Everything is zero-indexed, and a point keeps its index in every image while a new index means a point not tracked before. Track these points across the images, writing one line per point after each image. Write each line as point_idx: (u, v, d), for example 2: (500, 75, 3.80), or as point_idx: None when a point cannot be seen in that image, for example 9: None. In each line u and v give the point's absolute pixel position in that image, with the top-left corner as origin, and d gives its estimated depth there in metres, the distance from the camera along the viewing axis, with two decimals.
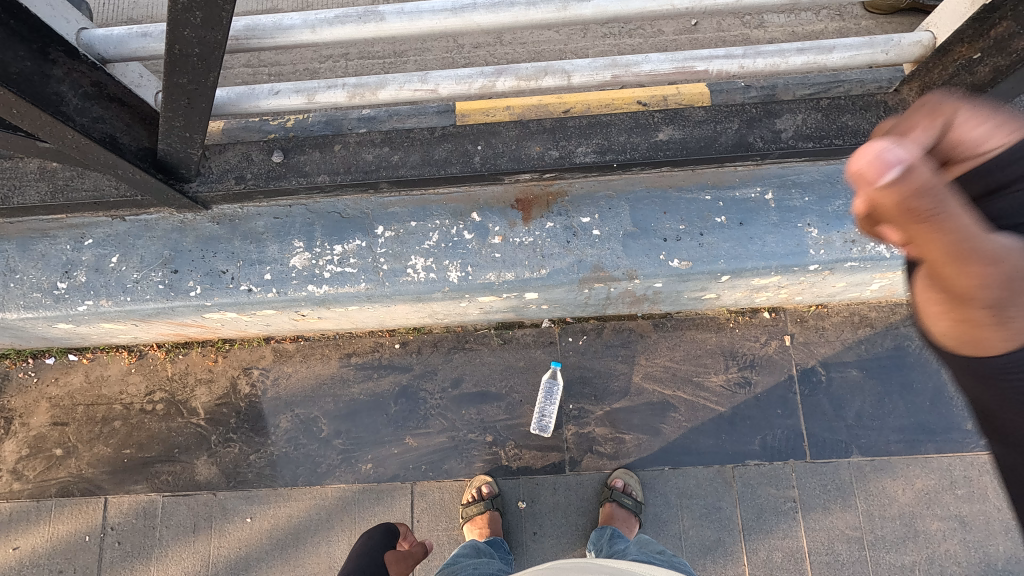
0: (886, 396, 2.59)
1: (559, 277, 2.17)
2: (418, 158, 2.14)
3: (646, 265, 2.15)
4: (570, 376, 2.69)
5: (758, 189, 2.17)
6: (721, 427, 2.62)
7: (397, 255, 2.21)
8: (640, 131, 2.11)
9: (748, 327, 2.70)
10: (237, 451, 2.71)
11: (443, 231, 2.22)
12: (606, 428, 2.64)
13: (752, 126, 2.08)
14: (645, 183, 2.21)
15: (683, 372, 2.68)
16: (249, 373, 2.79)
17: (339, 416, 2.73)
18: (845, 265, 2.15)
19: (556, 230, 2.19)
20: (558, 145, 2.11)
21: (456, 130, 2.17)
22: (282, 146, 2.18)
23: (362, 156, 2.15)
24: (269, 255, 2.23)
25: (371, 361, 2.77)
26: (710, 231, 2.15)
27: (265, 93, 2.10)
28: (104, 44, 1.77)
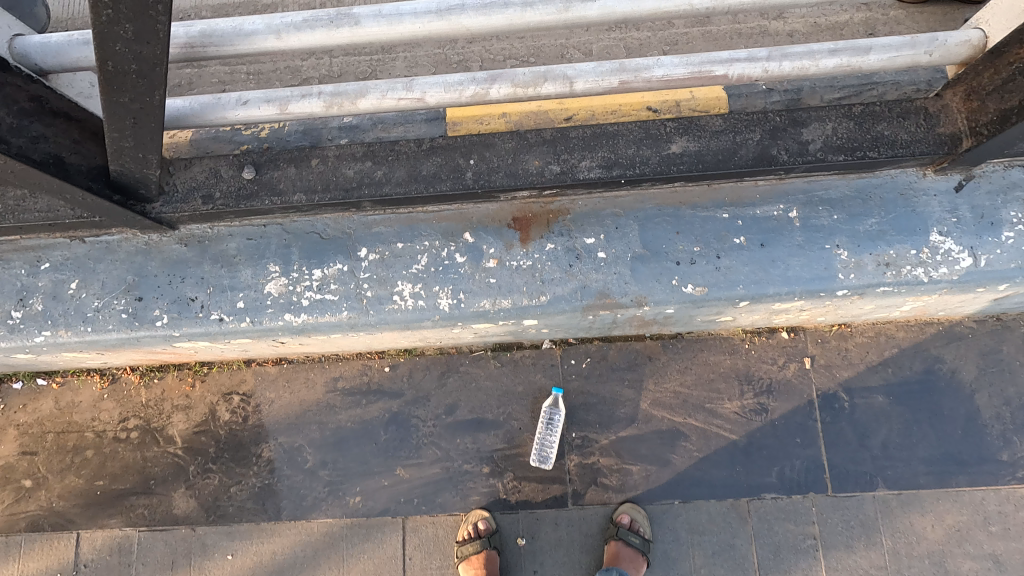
0: (915, 424, 2.40)
1: (560, 305, 1.97)
2: (404, 174, 1.94)
3: (656, 292, 1.95)
4: (573, 402, 2.50)
5: (782, 206, 1.95)
6: (736, 457, 2.43)
7: (381, 281, 2.01)
8: (651, 142, 1.91)
9: (766, 348, 2.49)
10: (217, 483, 2.54)
11: (433, 254, 2.01)
12: (612, 459, 2.46)
13: (775, 137, 1.87)
14: (656, 200, 1.99)
15: (694, 397, 2.48)
16: (229, 398, 2.61)
17: (325, 445, 2.56)
18: (878, 290, 1.94)
19: (557, 252, 1.99)
20: (559, 158, 1.92)
21: (447, 142, 1.97)
22: (254, 161, 1.98)
23: (342, 172, 1.96)
24: (242, 280, 2.03)
25: (359, 385, 2.59)
26: (727, 253, 1.94)
27: (232, 103, 1.88)
28: (40, 54, 1.57)
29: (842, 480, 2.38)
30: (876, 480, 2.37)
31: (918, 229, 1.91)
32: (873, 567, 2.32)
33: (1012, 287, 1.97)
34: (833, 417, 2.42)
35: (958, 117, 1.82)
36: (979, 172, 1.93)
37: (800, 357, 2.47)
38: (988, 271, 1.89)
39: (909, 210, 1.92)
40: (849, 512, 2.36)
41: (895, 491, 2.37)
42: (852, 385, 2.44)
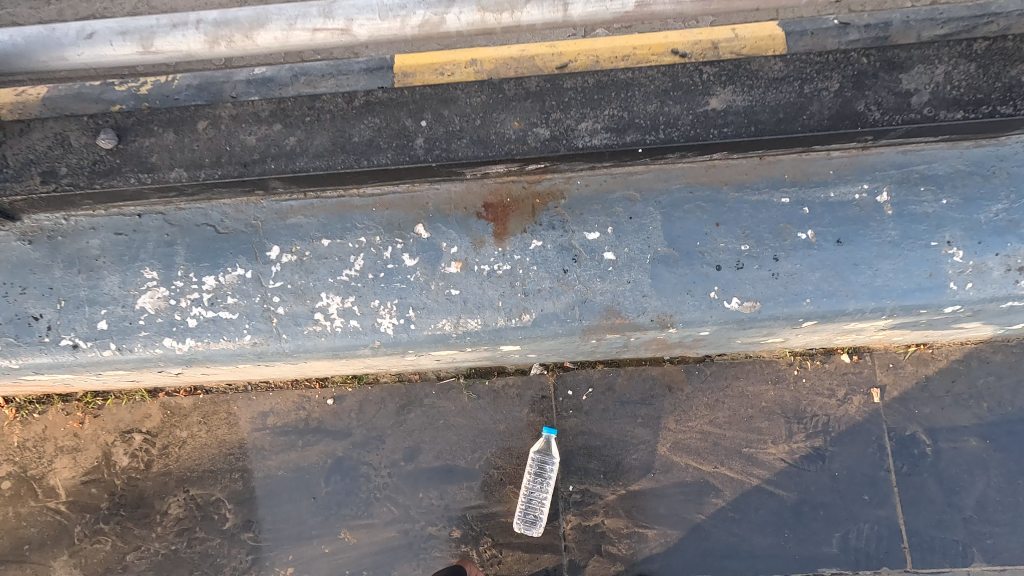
0: (1020, 477, 1.83)
1: (550, 326, 1.40)
2: (328, 141, 1.36)
3: (686, 309, 1.38)
4: (571, 446, 1.92)
5: (866, 186, 1.37)
6: (782, 520, 1.87)
7: (299, 293, 1.43)
8: (681, 94, 1.32)
9: (822, 376, 1.91)
10: (113, 549, 1.98)
11: (371, 254, 1.43)
12: (620, 520, 1.90)
13: (861, 86, 1.29)
14: (686, 177, 1.41)
15: (728, 440, 1.90)
16: (129, 439, 2.03)
17: (250, 500, 1.99)
18: (1001, 307, 1.37)
19: (546, 252, 1.40)
20: (548, 119, 1.34)
21: (388, 96, 1.37)
22: (116, 123, 1.39)
23: (238, 138, 1.37)
24: (105, 291, 1.45)
25: (295, 422, 2.01)
26: (788, 252, 1.36)
27: (72, 37, 1.33)
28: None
29: (922, 550, 1.82)
30: (968, 551, 1.81)
31: None
32: None
33: None
34: (911, 466, 1.85)
35: None
36: None
37: (866, 388, 1.90)
38: None
39: None
40: None
41: (994, 566, 1.81)
42: (936, 425, 1.86)
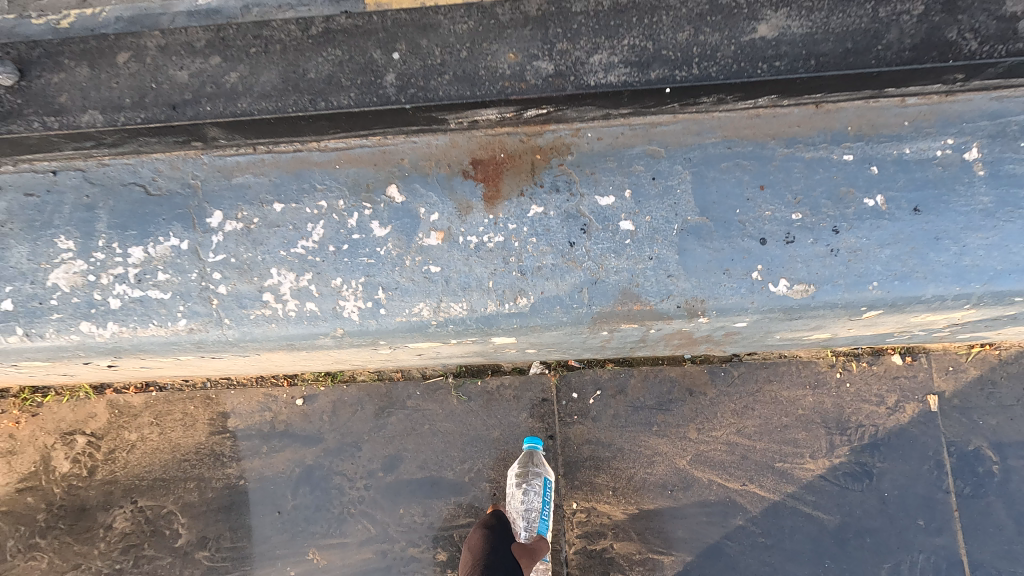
0: None
1: (553, 313, 1.13)
2: (277, 78, 1.10)
3: (723, 292, 1.10)
4: (574, 458, 1.65)
5: (950, 140, 1.09)
6: (822, 546, 1.59)
7: (245, 268, 1.17)
8: (720, 20, 1.05)
9: (871, 380, 1.63)
10: (48, 568, 1.73)
11: (333, 222, 1.17)
12: (630, 544, 1.63)
13: (949, 11, 1.02)
14: (722, 128, 1.13)
15: (759, 454, 1.63)
16: (69, 442, 1.78)
17: (206, 514, 1.73)
18: None
19: (549, 221, 1.13)
20: (553, 50, 1.07)
21: (353, 22, 1.10)
22: (18, 57, 1.13)
23: (167, 75, 1.11)
24: (11, 264, 1.19)
25: (257, 425, 1.75)
26: (851, 223, 1.09)
27: None
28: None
29: None
30: None
31: None
32: None
33: None
34: (974, 488, 1.58)
35: None
36: None
37: (922, 395, 1.62)
38: None
39: None
40: None
41: None
42: (1004, 439, 1.59)
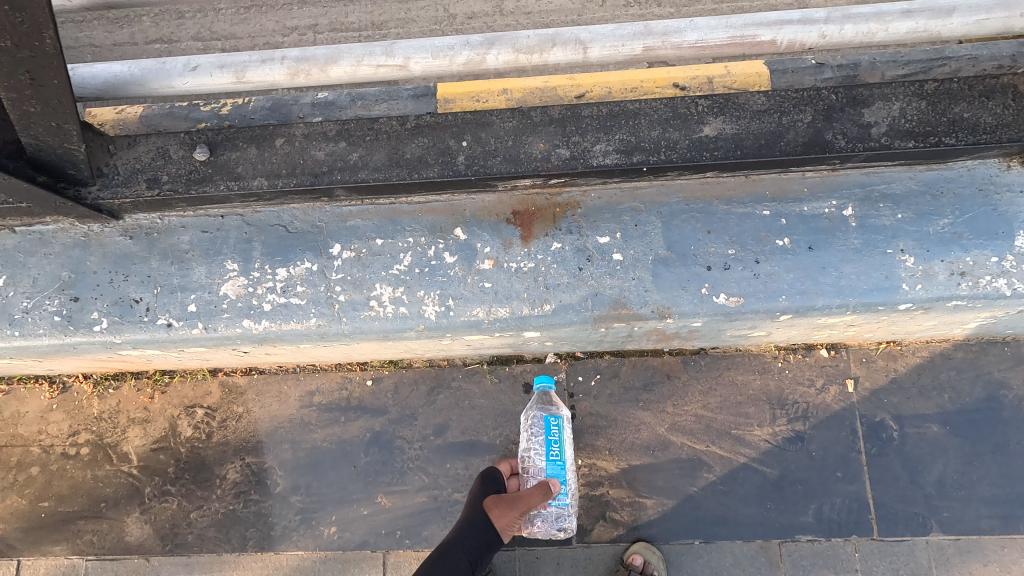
0: (975, 458, 2.08)
1: (568, 315, 1.66)
2: (384, 157, 1.64)
3: (683, 302, 1.64)
4: (580, 425, 2.18)
5: (834, 202, 1.63)
6: (766, 492, 2.11)
7: (358, 283, 1.71)
8: (679, 124, 1.58)
9: (802, 368, 2.17)
10: (176, 509, 2.25)
11: (418, 252, 1.71)
12: (622, 490, 2.15)
13: (829, 119, 1.55)
14: (682, 193, 1.68)
15: (719, 423, 2.16)
16: (192, 412, 2.32)
17: (297, 468, 2.26)
18: (949, 304, 1.62)
19: (565, 253, 1.67)
20: (569, 141, 1.60)
21: (435, 120, 1.65)
22: (208, 140, 1.67)
23: (311, 154, 1.65)
24: (195, 279, 1.74)
25: (337, 401, 2.29)
26: (768, 257, 1.63)
27: (179, 70, 1.59)
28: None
29: (890, 521, 2.06)
30: (930, 523, 2.05)
31: (998, 232, 1.59)
32: None
33: None
34: (880, 448, 2.10)
35: None
36: None
37: (841, 379, 2.15)
38: None
39: (989, 210, 1.60)
40: (899, 559, 2.04)
41: (953, 537, 2.04)
42: (902, 412, 2.12)
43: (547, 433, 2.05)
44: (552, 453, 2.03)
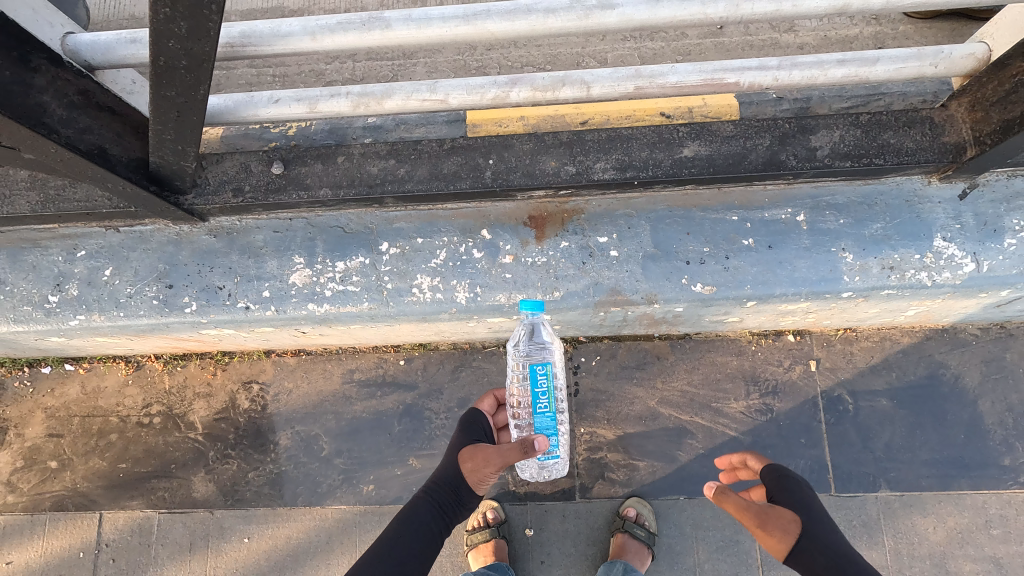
0: (918, 426, 2.45)
1: (574, 300, 2.04)
2: (425, 172, 2.01)
3: (667, 290, 2.02)
4: (582, 398, 2.55)
5: (790, 210, 2.02)
6: (741, 455, 2.48)
7: (402, 274, 2.09)
8: (664, 146, 1.96)
9: (772, 351, 2.55)
10: (236, 469, 2.63)
11: (451, 249, 2.10)
12: (619, 454, 2.52)
13: (784, 143, 1.92)
14: (667, 202, 2.06)
15: (701, 397, 2.54)
16: (249, 387, 2.69)
17: (340, 435, 2.64)
18: (882, 293, 2.00)
19: (571, 250, 2.06)
20: (575, 160, 1.97)
21: (466, 142, 2.03)
22: (282, 157, 2.05)
23: (366, 169, 2.02)
24: (268, 270, 2.12)
25: (374, 377, 2.67)
26: (736, 254, 2.01)
27: (264, 101, 1.96)
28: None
29: (845, 480, 2.43)
30: (879, 481, 2.42)
31: (921, 235, 1.98)
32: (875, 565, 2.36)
33: (1014, 292, 2.02)
34: (837, 418, 2.48)
35: (962, 127, 1.88)
36: (983, 180, 1.98)
37: (805, 360, 2.53)
38: (990, 276, 1.95)
39: (914, 217, 1.98)
40: (852, 512, 2.41)
41: (898, 493, 2.41)
42: (857, 388, 2.50)
43: (536, 383, 2.07)
44: (540, 405, 2.05)
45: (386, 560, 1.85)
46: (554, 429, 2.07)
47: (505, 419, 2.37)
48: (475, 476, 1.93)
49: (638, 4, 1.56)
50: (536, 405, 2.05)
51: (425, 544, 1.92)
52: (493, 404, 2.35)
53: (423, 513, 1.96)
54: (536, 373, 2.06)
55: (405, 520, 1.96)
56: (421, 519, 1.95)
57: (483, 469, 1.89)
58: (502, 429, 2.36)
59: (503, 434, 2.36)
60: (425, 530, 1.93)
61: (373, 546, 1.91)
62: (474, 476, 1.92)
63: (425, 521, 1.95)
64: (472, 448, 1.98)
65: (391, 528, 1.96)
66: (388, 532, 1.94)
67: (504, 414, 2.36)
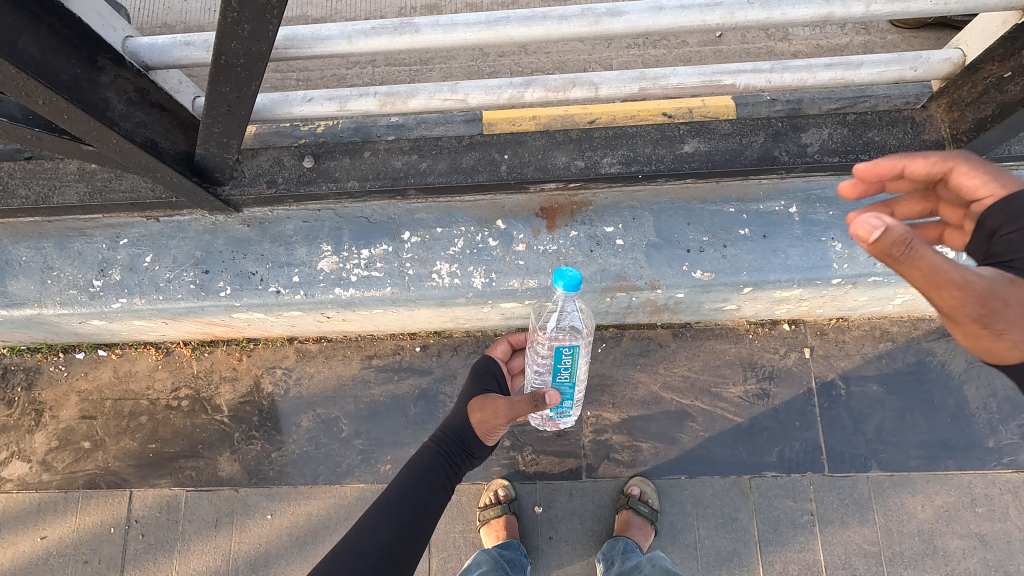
0: (906, 410, 2.60)
1: (582, 285, 2.19)
2: (445, 166, 2.17)
3: (669, 276, 2.18)
4: (589, 382, 2.70)
5: (782, 202, 2.20)
6: (739, 438, 2.62)
7: (423, 260, 2.25)
8: (666, 143, 2.12)
9: (768, 339, 2.70)
10: (259, 449, 2.77)
11: (468, 238, 2.26)
12: (624, 436, 2.66)
13: (777, 140, 2.08)
14: (669, 195, 2.24)
15: (701, 382, 2.68)
16: (273, 372, 2.84)
17: (359, 417, 2.78)
18: (869, 279, 2.16)
19: (580, 238, 2.22)
20: (584, 155, 2.13)
21: (483, 139, 2.19)
22: (313, 152, 2.21)
23: (391, 163, 2.18)
24: (298, 257, 2.28)
25: (391, 363, 2.82)
26: (732, 243, 2.18)
27: (298, 100, 2.12)
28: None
29: (838, 460, 2.57)
30: (870, 462, 2.56)
31: None
32: (867, 542, 2.48)
33: None
34: (830, 402, 2.62)
35: (942, 126, 2.04)
36: None
37: (800, 347, 2.68)
38: None
39: None
40: (844, 491, 2.54)
41: (888, 473, 2.55)
42: (849, 374, 2.65)
43: (559, 361, 1.96)
44: (560, 375, 2.03)
45: (395, 511, 1.75)
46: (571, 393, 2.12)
47: (520, 365, 2.42)
48: (486, 426, 1.88)
49: (642, 12, 1.73)
50: (558, 376, 2.03)
51: (434, 496, 1.84)
52: (507, 350, 2.36)
53: (432, 465, 1.89)
54: (561, 354, 1.94)
55: (413, 471, 1.87)
56: (430, 469, 1.88)
57: (495, 418, 1.84)
58: (518, 376, 2.43)
59: (519, 380, 2.43)
60: (434, 482, 1.86)
61: (380, 496, 1.82)
62: (485, 426, 1.87)
63: (434, 472, 1.87)
64: (483, 398, 1.94)
65: (399, 479, 1.86)
66: (396, 482, 1.85)
67: (520, 360, 2.41)
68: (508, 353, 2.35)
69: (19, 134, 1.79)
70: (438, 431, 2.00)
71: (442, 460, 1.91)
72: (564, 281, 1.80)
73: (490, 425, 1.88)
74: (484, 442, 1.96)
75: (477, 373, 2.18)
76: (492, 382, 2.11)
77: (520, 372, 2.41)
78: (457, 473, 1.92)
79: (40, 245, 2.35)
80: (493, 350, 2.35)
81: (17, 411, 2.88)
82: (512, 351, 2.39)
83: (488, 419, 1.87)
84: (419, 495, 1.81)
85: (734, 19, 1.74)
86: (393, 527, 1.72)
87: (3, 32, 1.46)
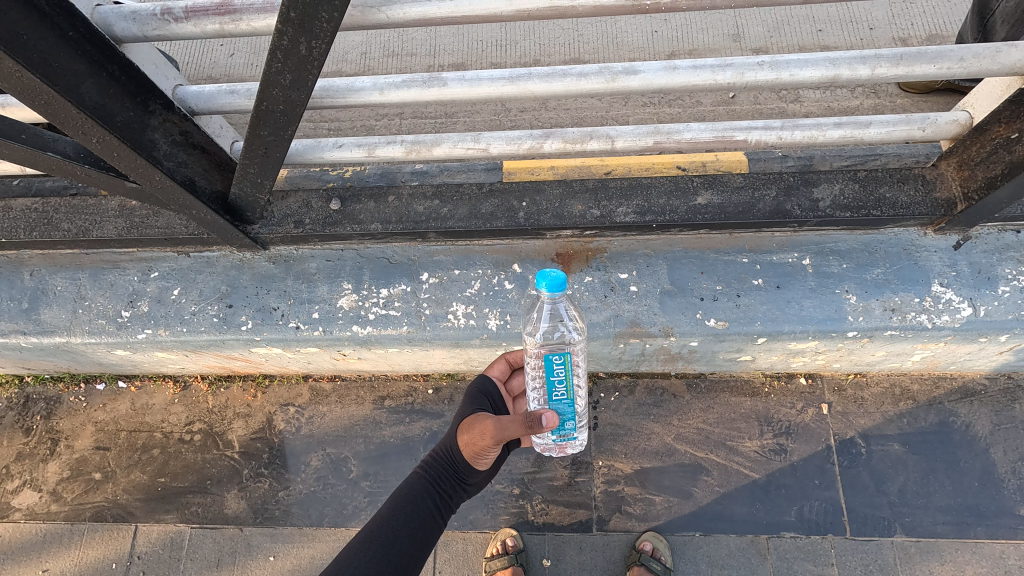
0: (931, 472, 2.51)
1: (596, 330, 2.20)
2: (465, 211, 2.24)
3: (682, 323, 2.19)
4: (601, 431, 2.67)
5: (795, 254, 2.23)
6: (755, 495, 2.54)
7: (439, 301, 2.31)
8: (679, 195, 2.18)
9: (784, 393, 2.66)
10: (267, 488, 2.75)
11: (485, 280, 2.32)
12: (635, 487, 2.59)
13: (788, 195, 2.12)
14: (683, 244, 2.29)
15: (716, 435, 2.63)
16: (286, 410, 2.86)
17: (369, 458, 2.77)
18: (886, 333, 2.15)
19: (595, 284, 2.26)
20: (599, 204, 2.19)
21: (503, 187, 2.27)
22: (340, 195, 2.30)
23: (413, 208, 2.25)
24: (319, 295, 2.35)
25: (404, 405, 2.83)
26: (746, 292, 2.20)
27: (329, 146, 2.23)
28: (121, 21, 1.63)
29: (860, 523, 2.47)
30: (894, 526, 2.45)
31: (919, 281, 2.16)
32: None
33: (1013, 338, 2.15)
34: (850, 461, 2.55)
35: (953, 184, 2.07)
36: (974, 234, 2.19)
37: (817, 403, 2.64)
38: (987, 321, 2.09)
39: (912, 263, 2.18)
40: (868, 556, 2.42)
41: (914, 539, 2.43)
42: (869, 432, 2.58)
43: (551, 373, 1.83)
44: (555, 392, 1.88)
45: (379, 543, 1.69)
46: (572, 415, 1.93)
47: (520, 386, 2.25)
48: (476, 449, 1.84)
49: (656, 71, 1.83)
50: (553, 393, 1.88)
51: (422, 527, 1.78)
52: (505, 369, 2.21)
53: (419, 493, 1.84)
54: (550, 363, 1.82)
55: (399, 502, 1.83)
56: (418, 499, 1.82)
57: (484, 441, 1.80)
58: (518, 397, 2.24)
59: (519, 402, 2.24)
60: (421, 511, 1.80)
61: (365, 528, 1.76)
62: (474, 449, 1.84)
63: (422, 501, 1.82)
64: (473, 419, 1.89)
65: (384, 511, 1.81)
66: (382, 512, 1.80)
67: (520, 379, 2.24)
68: (505, 372, 2.21)
69: (72, 170, 1.92)
70: (430, 456, 1.95)
71: (429, 489, 1.86)
72: (547, 282, 1.72)
73: (481, 450, 1.85)
74: (475, 468, 1.91)
75: (470, 391, 2.10)
76: (487, 401, 2.05)
77: (520, 393, 2.24)
78: (446, 503, 1.87)
79: (76, 276, 2.46)
80: (489, 369, 2.20)
81: (33, 439, 2.92)
82: (511, 370, 2.23)
83: (476, 443, 1.83)
84: (404, 526, 1.75)
85: (745, 78, 1.81)
86: (379, 561, 1.65)
87: (66, 79, 1.60)
